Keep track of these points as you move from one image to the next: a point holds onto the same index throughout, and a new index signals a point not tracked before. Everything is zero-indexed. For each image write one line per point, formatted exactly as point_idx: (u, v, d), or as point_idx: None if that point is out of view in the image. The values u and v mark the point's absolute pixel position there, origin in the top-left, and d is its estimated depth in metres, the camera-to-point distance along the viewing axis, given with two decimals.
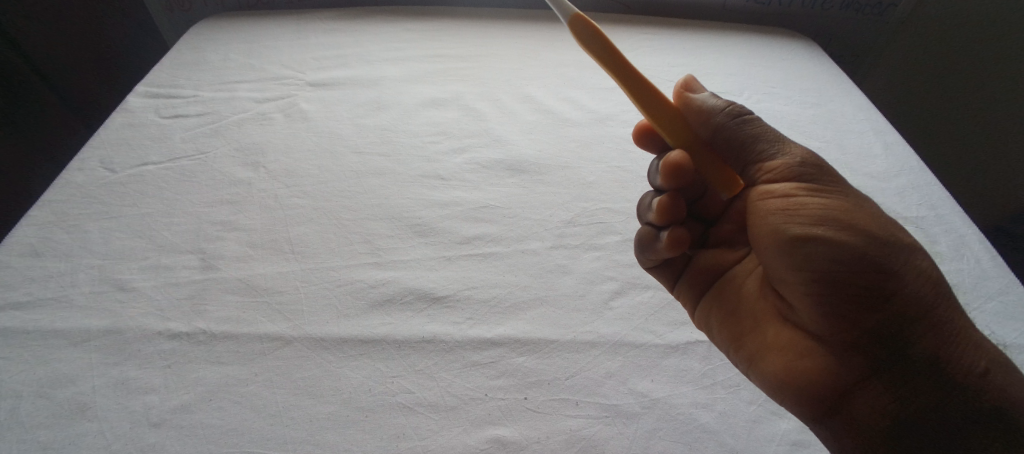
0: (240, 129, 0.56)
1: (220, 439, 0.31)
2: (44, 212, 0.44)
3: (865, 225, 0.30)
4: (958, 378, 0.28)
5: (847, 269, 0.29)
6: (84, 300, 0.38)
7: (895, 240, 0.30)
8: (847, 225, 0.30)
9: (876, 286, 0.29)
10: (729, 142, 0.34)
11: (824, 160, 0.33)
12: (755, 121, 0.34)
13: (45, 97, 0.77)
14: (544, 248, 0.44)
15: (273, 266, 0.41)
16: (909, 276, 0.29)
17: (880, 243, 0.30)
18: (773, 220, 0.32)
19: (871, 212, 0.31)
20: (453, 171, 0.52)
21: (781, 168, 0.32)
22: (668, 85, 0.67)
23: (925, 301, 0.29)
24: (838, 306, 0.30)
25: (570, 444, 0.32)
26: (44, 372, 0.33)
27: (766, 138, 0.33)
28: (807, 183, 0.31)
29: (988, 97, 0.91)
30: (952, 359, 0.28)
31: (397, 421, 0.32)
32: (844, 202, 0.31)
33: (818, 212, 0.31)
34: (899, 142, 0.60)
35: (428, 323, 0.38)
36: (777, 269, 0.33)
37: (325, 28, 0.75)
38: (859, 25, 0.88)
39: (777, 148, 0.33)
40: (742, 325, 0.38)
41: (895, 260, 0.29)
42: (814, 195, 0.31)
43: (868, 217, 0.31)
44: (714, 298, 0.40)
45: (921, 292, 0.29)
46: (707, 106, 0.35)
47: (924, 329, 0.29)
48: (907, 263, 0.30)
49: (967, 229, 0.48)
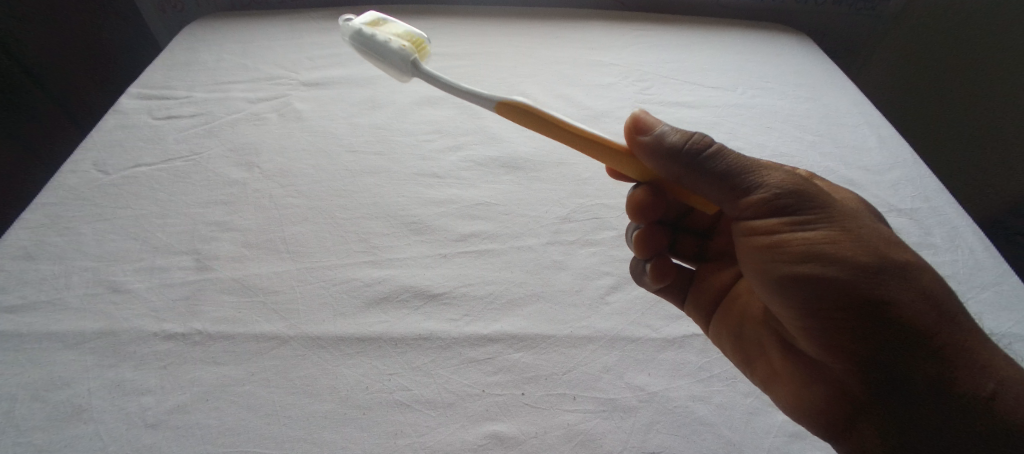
0: (234, 130, 0.56)
1: (218, 439, 0.31)
2: (37, 215, 0.44)
3: (855, 256, 0.28)
4: (962, 396, 0.27)
5: (835, 304, 0.29)
6: (79, 302, 0.38)
7: (890, 263, 0.28)
8: (834, 259, 0.29)
9: (867, 317, 0.28)
10: (702, 179, 0.32)
11: (806, 182, 0.31)
12: (727, 153, 0.32)
13: (38, 100, 0.76)
14: (540, 244, 0.44)
15: (268, 266, 0.41)
16: (905, 300, 0.28)
17: (872, 271, 0.28)
18: (764, 255, 0.32)
19: (860, 234, 0.29)
20: (448, 169, 0.52)
21: (760, 204, 0.31)
22: (663, 80, 0.68)
23: (923, 324, 0.27)
24: (833, 336, 0.30)
25: (568, 438, 0.32)
26: (39, 374, 0.33)
27: (740, 171, 0.31)
28: (791, 218, 0.30)
29: (985, 92, 0.90)
30: (954, 379, 0.27)
31: (395, 418, 0.32)
32: (831, 231, 0.29)
33: (803, 247, 0.30)
34: (893, 135, 0.61)
35: (424, 320, 0.38)
36: (775, 298, 0.33)
37: (319, 27, 0.75)
38: (852, 19, 0.90)
39: (754, 180, 0.31)
40: (749, 349, 0.39)
41: (889, 286, 0.28)
42: (798, 228, 0.30)
43: (858, 243, 0.29)
44: (723, 317, 0.41)
45: (919, 315, 0.28)
46: (670, 142, 0.32)
47: (926, 353, 0.27)
48: (904, 287, 0.28)
49: (961, 221, 0.49)
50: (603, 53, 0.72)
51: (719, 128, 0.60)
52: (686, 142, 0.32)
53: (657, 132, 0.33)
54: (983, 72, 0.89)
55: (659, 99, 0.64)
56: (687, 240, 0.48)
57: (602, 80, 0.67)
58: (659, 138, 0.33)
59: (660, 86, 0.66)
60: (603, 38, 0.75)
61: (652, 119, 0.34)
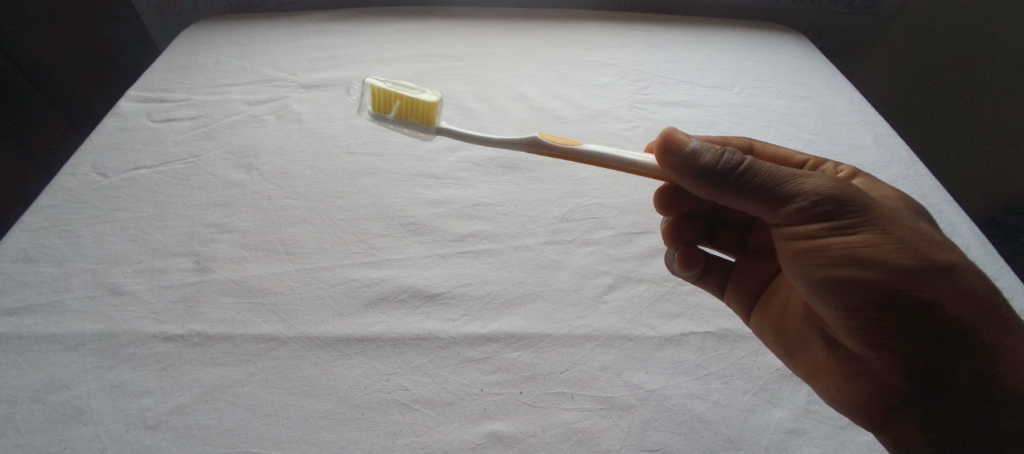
0: (233, 132, 0.56)
1: (218, 440, 0.31)
2: (36, 218, 0.44)
3: (896, 260, 0.28)
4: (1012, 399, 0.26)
5: (876, 306, 0.29)
6: (79, 304, 0.38)
7: (934, 264, 0.27)
8: (875, 262, 0.28)
9: (908, 318, 0.28)
10: (735, 191, 0.32)
11: (849, 184, 0.30)
12: (759, 163, 0.31)
13: (38, 103, 0.77)
14: (538, 244, 0.45)
15: (267, 267, 0.41)
16: (948, 302, 0.27)
17: (914, 273, 0.27)
18: (803, 258, 0.32)
19: (906, 235, 0.28)
20: (446, 169, 0.52)
21: (797, 210, 0.30)
22: (660, 80, 0.68)
23: (967, 325, 0.27)
24: (874, 337, 0.30)
25: (566, 437, 0.32)
26: (39, 376, 0.33)
27: (774, 180, 0.31)
28: (830, 223, 0.30)
29: (984, 89, 0.90)
30: (1001, 381, 0.27)
31: (393, 418, 0.32)
32: (874, 234, 0.28)
33: (842, 251, 0.29)
34: (889, 133, 0.61)
35: (423, 320, 0.38)
36: (816, 298, 0.33)
37: (316, 29, 0.75)
38: (850, 17, 0.90)
39: (790, 189, 0.30)
40: (792, 342, 0.38)
41: (931, 288, 0.27)
42: (837, 232, 0.29)
43: (901, 246, 0.28)
44: (764, 310, 0.41)
45: (963, 317, 0.27)
46: (702, 159, 0.33)
47: (971, 353, 0.27)
48: (947, 288, 0.27)
49: (958, 218, 0.49)
50: (600, 53, 0.73)
51: (716, 127, 0.60)
52: (720, 157, 0.33)
53: (688, 148, 0.33)
54: (979, 70, 0.89)
55: (657, 99, 0.64)
56: (726, 233, 0.48)
57: (599, 80, 0.67)
58: (691, 155, 0.33)
59: (657, 86, 0.67)
60: (600, 38, 0.76)
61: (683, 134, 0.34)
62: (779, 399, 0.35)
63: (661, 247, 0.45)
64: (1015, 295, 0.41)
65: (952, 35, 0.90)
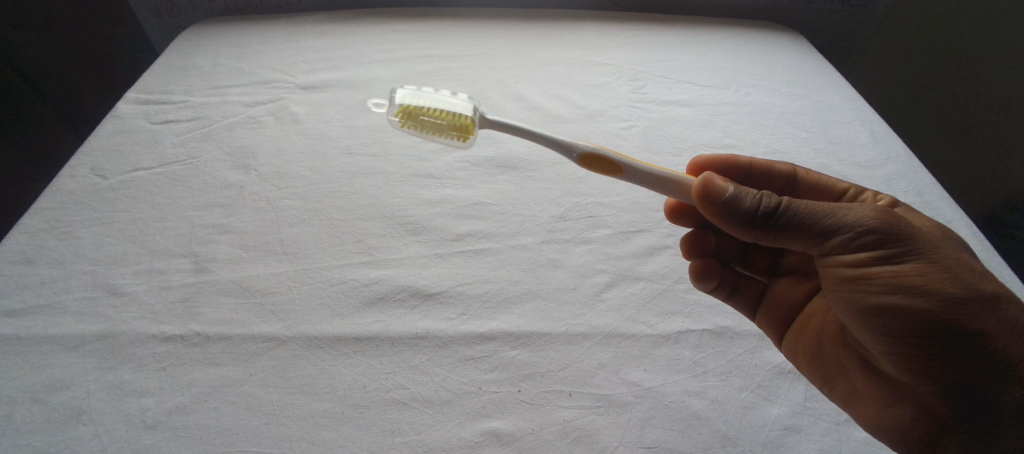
0: (231, 133, 0.56)
1: (217, 439, 0.31)
2: (35, 220, 0.44)
3: (943, 289, 0.28)
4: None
5: (920, 334, 0.28)
6: (77, 305, 0.38)
7: (978, 292, 0.27)
8: (921, 291, 0.28)
9: (951, 344, 0.28)
10: (776, 230, 0.32)
11: (893, 216, 0.29)
12: (797, 201, 0.31)
13: (35, 107, 0.77)
14: (536, 243, 0.45)
15: (265, 268, 0.41)
16: (991, 327, 0.27)
17: (960, 301, 0.27)
18: (844, 288, 0.31)
19: (951, 265, 0.28)
20: (444, 170, 0.53)
21: (838, 242, 0.30)
22: (656, 79, 0.68)
23: (1010, 351, 0.27)
24: (917, 362, 0.30)
25: (565, 434, 0.32)
26: (38, 378, 0.33)
27: (814, 215, 0.31)
28: (875, 255, 0.29)
29: (985, 84, 0.89)
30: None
31: (392, 416, 0.32)
32: (920, 265, 0.28)
33: (887, 280, 0.29)
34: (886, 131, 0.61)
35: (421, 319, 0.38)
36: (856, 325, 0.32)
37: (314, 31, 0.75)
38: (846, 15, 0.91)
39: (832, 223, 0.30)
40: (828, 365, 0.37)
41: (974, 315, 0.27)
42: (882, 261, 0.29)
43: (947, 277, 0.28)
44: (800, 334, 0.40)
45: (1007, 342, 0.27)
46: (738, 201, 0.33)
47: (1011, 377, 0.27)
48: (991, 314, 0.27)
49: (956, 216, 0.49)
50: (597, 53, 0.73)
51: (713, 126, 0.61)
52: (760, 199, 0.32)
53: (725, 195, 0.33)
54: (981, 70, 0.89)
55: (654, 98, 0.65)
56: (759, 255, 0.47)
57: (596, 80, 0.67)
58: (730, 201, 0.33)
59: (654, 85, 0.67)
60: (597, 39, 0.76)
61: (719, 178, 0.34)
62: (778, 396, 0.35)
63: (659, 246, 0.46)
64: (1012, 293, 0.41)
65: (951, 36, 0.91)
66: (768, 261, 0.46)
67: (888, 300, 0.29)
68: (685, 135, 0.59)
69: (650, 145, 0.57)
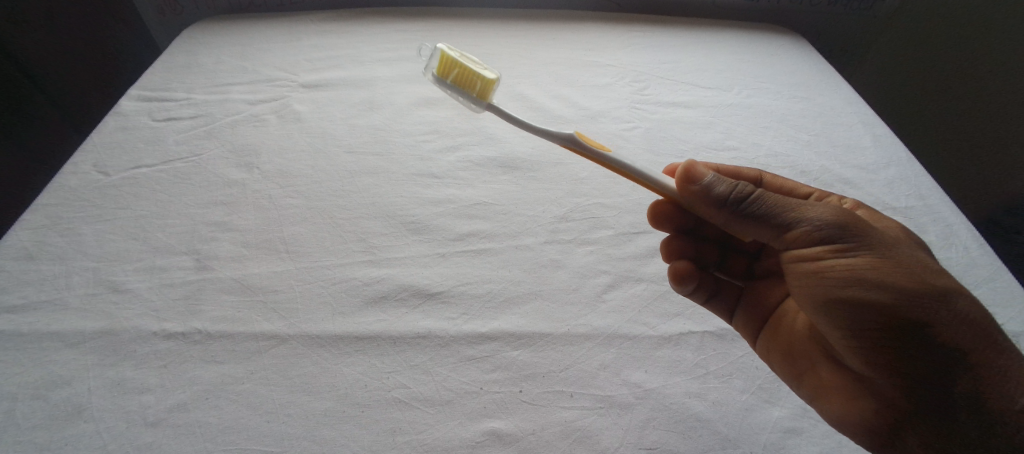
0: (233, 131, 0.56)
1: (218, 437, 0.31)
2: (38, 216, 0.44)
3: (895, 282, 0.28)
4: (1006, 410, 0.26)
5: (876, 327, 0.28)
6: (79, 302, 0.38)
7: (929, 284, 0.27)
8: (875, 283, 0.28)
9: (906, 336, 0.28)
10: (743, 221, 0.32)
11: (852, 213, 0.30)
12: (762, 194, 0.32)
13: (37, 104, 0.77)
14: (538, 243, 0.45)
15: (267, 266, 0.41)
16: (941, 318, 0.27)
17: (911, 294, 0.27)
18: (804, 282, 0.31)
19: (904, 262, 0.28)
20: (447, 169, 0.53)
21: (797, 233, 0.30)
22: (658, 80, 0.68)
23: (959, 340, 0.27)
24: (875, 356, 0.29)
25: (566, 435, 0.32)
26: (40, 374, 0.33)
27: (777, 207, 0.31)
28: (832, 250, 0.29)
29: (986, 84, 0.90)
30: (987, 391, 0.27)
31: (394, 415, 0.32)
32: (874, 260, 0.28)
33: (844, 273, 0.29)
34: (887, 134, 0.61)
35: (423, 318, 0.38)
36: (819, 318, 0.32)
37: (318, 30, 0.75)
38: (850, 19, 0.90)
39: (794, 218, 0.30)
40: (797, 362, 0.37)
41: (926, 307, 0.27)
42: (838, 254, 0.29)
43: (899, 271, 0.28)
44: (774, 331, 0.40)
45: (954, 332, 0.27)
46: (707, 192, 0.33)
47: (963, 367, 0.27)
48: (942, 306, 0.27)
49: (956, 219, 0.49)
50: (600, 54, 0.73)
51: (715, 128, 0.61)
52: (729, 187, 0.33)
53: (695, 185, 0.34)
54: (981, 70, 0.90)
55: (656, 99, 0.65)
56: (737, 261, 0.48)
57: (599, 81, 0.68)
58: (701, 189, 0.33)
59: (656, 87, 0.67)
60: (599, 40, 0.76)
61: (694, 168, 0.34)
62: (778, 398, 0.35)
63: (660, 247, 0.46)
64: (1011, 297, 0.41)
65: (951, 38, 0.91)
66: (746, 266, 0.47)
67: (844, 293, 0.29)
68: (687, 136, 0.59)
69: (651, 146, 0.57)
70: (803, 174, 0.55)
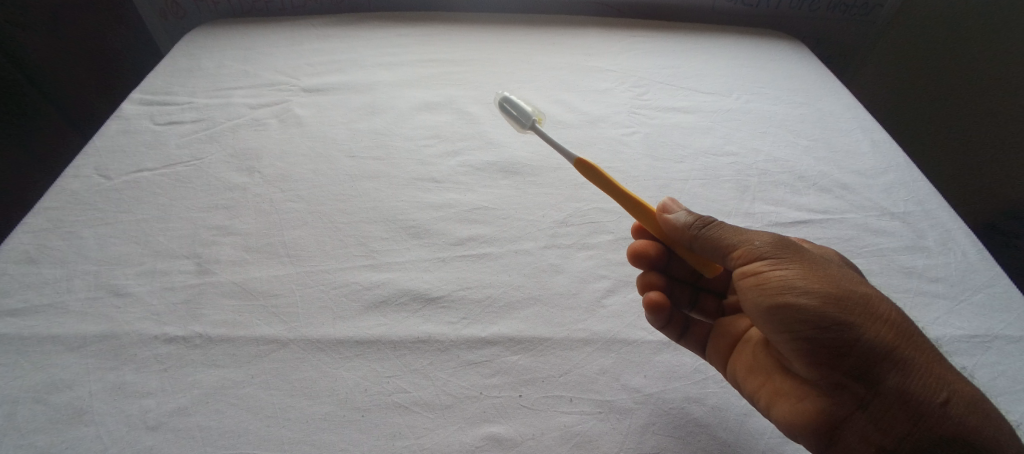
0: (235, 135, 0.56)
1: (217, 441, 0.31)
2: (39, 219, 0.44)
3: (822, 286, 0.30)
4: (939, 413, 0.27)
5: (812, 330, 0.29)
6: (81, 305, 0.38)
7: (853, 291, 0.29)
8: (805, 289, 0.29)
9: (839, 335, 0.28)
10: (701, 243, 0.35)
11: (787, 238, 0.33)
12: (715, 227, 0.35)
13: (40, 106, 0.78)
14: (537, 248, 0.45)
15: (269, 270, 0.41)
16: (869, 322, 0.28)
17: (839, 298, 0.29)
18: (747, 297, 0.32)
19: (831, 273, 0.31)
20: (446, 173, 0.53)
21: (738, 251, 0.33)
22: (658, 85, 0.68)
23: (883, 338, 0.28)
24: (814, 362, 0.30)
25: (566, 440, 0.32)
26: (41, 377, 0.34)
27: (726, 233, 0.34)
28: (772, 261, 0.32)
29: (985, 89, 0.90)
30: (918, 391, 0.27)
31: (393, 420, 0.32)
32: (805, 269, 0.31)
33: (778, 282, 0.31)
34: (886, 139, 0.61)
35: (423, 322, 0.38)
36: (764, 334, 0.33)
37: (319, 34, 0.75)
38: (846, 24, 0.91)
39: (741, 239, 0.34)
40: None
41: (851, 309, 0.29)
42: (772, 265, 0.31)
43: (827, 278, 0.30)
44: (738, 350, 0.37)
45: (881, 333, 0.28)
46: (677, 226, 0.37)
47: (889, 364, 0.28)
48: (866, 310, 0.29)
49: (954, 225, 0.49)
50: (599, 59, 0.73)
51: (714, 133, 0.61)
52: (682, 224, 0.36)
53: (669, 220, 0.37)
54: (981, 76, 0.90)
55: (656, 105, 0.65)
56: (708, 299, 0.45)
57: (600, 85, 0.68)
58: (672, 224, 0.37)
59: (655, 92, 0.67)
60: (598, 45, 0.76)
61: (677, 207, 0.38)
62: None
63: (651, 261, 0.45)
64: (1008, 302, 0.42)
65: (949, 40, 0.92)
66: (717, 304, 0.45)
67: (781, 299, 0.30)
68: (687, 142, 0.59)
69: (651, 151, 0.57)
70: (802, 179, 0.55)
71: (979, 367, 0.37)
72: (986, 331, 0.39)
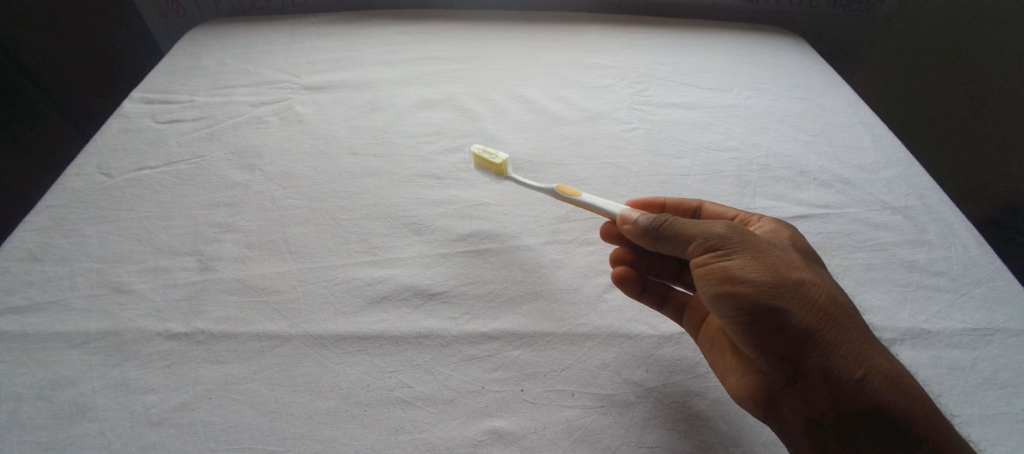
0: (236, 132, 0.56)
1: (221, 436, 0.31)
2: (42, 217, 0.45)
3: (760, 273, 0.30)
4: (857, 388, 0.28)
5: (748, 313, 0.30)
6: (84, 302, 0.38)
7: (788, 277, 0.30)
8: (744, 275, 0.30)
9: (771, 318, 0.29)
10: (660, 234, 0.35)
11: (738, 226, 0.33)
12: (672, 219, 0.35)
13: (41, 106, 0.78)
14: (539, 243, 0.45)
15: (271, 266, 0.41)
16: (798, 305, 0.30)
17: (774, 285, 0.30)
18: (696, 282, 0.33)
19: (772, 259, 0.31)
20: (447, 170, 0.53)
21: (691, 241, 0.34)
22: (659, 81, 0.68)
23: (810, 320, 0.30)
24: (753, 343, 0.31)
25: (567, 434, 0.32)
26: (44, 374, 0.34)
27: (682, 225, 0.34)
28: (719, 250, 0.32)
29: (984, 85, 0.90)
30: (839, 369, 0.29)
31: (396, 414, 0.33)
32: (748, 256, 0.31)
33: (721, 270, 0.31)
34: (887, 134, 0.61)
35: (425, 318, 0.38)
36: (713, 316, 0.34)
37: (318, 32, 0.75)
38: (846, 20, 0.91)
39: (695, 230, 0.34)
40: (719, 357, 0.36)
41: (784, 295, 0.30)
42: (719, 254, 0.32)
43: (767, 265, 0.31)
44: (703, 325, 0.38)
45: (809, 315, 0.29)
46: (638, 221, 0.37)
47: (815, 344, 0.29)
48: (797, 294, 0.30)
49: (956, 219, 0.49)
50: (599, 55, 0.73)
51: (715, 129, 0.61)
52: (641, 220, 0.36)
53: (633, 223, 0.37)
54: (981, 71, 0.90)
55: (656, 101, 0.65)
56: None
57: (600, 82, 0.68)
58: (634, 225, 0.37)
59: (655, 88, 0.67)
60: (598, 41, 0.76)
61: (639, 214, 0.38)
62: None
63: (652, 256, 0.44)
64: (1009, 296, 0.42)
65: (949, 35, 0.92)
66: None
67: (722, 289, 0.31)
68: (687, 137, 0.59)
69: (651, 147, 0.58)
70: (803, 174, 0.55)
71: (980, 361, 0.37)
72: (986, 325, 0.39)
